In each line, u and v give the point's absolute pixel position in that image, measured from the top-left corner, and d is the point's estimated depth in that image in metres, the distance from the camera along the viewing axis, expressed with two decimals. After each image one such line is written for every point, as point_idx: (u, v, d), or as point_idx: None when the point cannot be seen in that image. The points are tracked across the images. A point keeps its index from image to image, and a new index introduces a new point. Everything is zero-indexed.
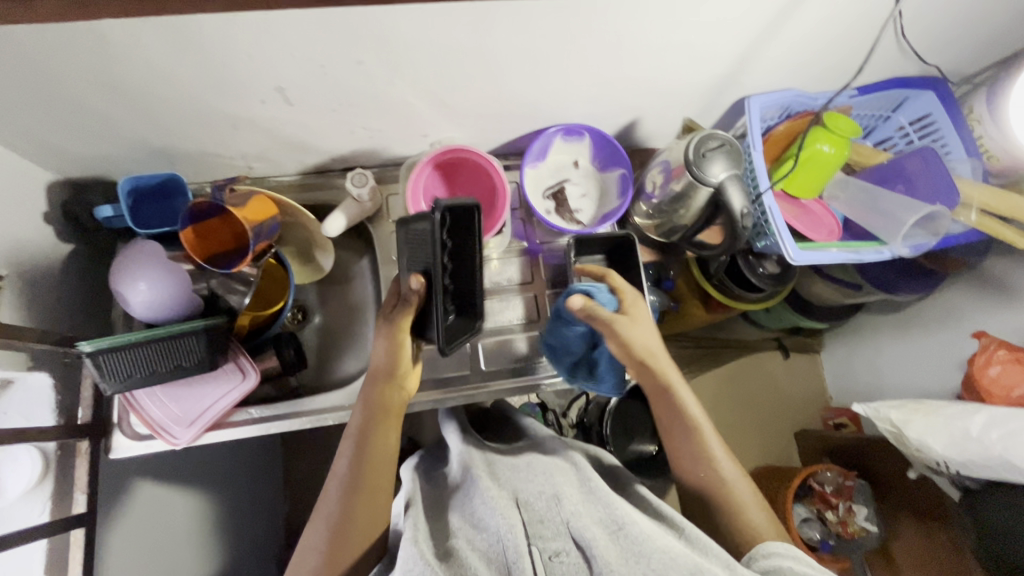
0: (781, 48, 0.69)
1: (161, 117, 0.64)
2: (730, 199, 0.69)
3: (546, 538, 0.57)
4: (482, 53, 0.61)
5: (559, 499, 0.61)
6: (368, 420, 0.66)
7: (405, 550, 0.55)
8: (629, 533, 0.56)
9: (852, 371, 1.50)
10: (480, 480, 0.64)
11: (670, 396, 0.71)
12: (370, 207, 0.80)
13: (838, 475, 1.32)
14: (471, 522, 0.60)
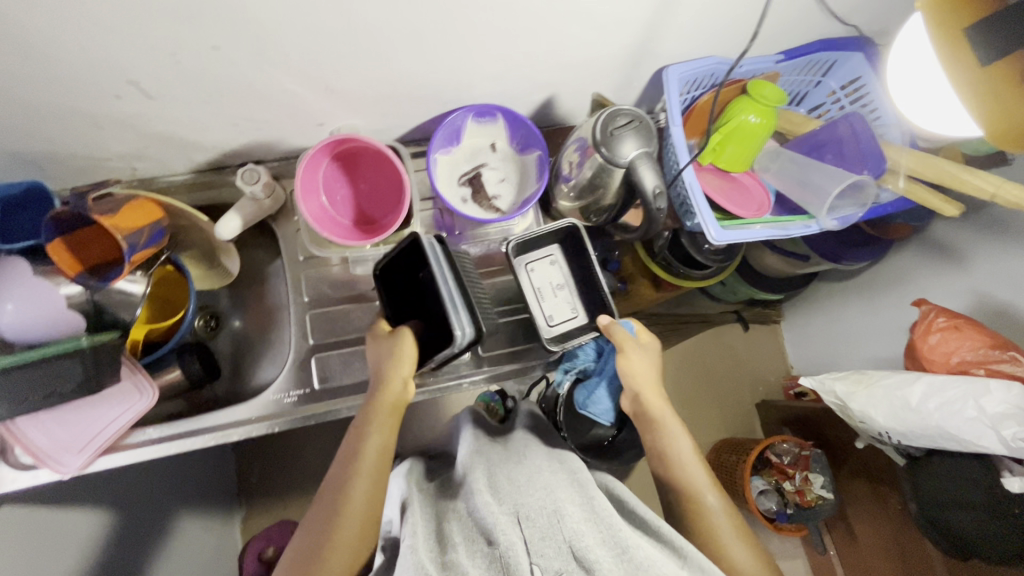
0: (690, 12, 0.64)
1: (4, 118, 0.57)
2: (641, 179, 0.64)
3: (548, 557, 0.55)
4: (356, 32, 0.56)
5: (560, 516, 0.58)
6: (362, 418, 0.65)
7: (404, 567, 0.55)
8: (632, 557, 0.54)
9: (810, 340, 1.49)
10: (478, 492, 0.61)
11: (656, 429, 0.70)
12: (269, 204, 0.74)
13: (795, 445, 1.31)
14: (468, 538, 0.59)
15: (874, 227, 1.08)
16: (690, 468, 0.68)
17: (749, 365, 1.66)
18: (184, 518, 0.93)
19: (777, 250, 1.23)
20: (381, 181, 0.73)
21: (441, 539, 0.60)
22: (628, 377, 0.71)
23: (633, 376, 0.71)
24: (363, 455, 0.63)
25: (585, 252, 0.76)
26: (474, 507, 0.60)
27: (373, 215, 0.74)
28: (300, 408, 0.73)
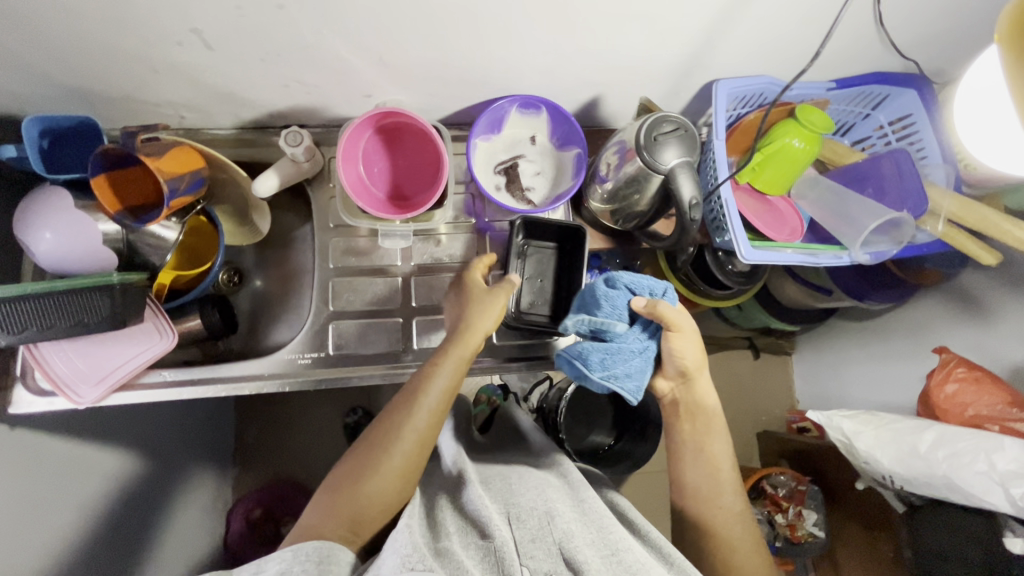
0: (751, 27, 0.64)
1: (67, 53, 0.59)
2: (678, 188, 0.64)
3: (537, 558, 0.53)
4: (418, 8, 0.56)
5: (551, 517, 0.57)
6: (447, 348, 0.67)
7: (400, 534, 0.53)
8: (622, 560, 0.53)
9: (820, 377, 1.48)
10: (473, 487, 0.61)
11: (701, 414, 0.71)
12: (308, 168, 0.75)
13: (792, 479, 1.30)
14: (459, 528, 0.57)
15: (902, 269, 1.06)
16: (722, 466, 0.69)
17: (753, 394, 1.65)
18: (183, 466, 0.95)
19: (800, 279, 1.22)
20: (420, 159, 0.74)
21: (433, 528, 0.58)
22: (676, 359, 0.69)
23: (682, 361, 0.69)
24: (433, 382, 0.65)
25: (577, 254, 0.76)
26: (469, 501, 0.59)
27: (407, 191, 0.74)
28: (312, 371, 0.74)
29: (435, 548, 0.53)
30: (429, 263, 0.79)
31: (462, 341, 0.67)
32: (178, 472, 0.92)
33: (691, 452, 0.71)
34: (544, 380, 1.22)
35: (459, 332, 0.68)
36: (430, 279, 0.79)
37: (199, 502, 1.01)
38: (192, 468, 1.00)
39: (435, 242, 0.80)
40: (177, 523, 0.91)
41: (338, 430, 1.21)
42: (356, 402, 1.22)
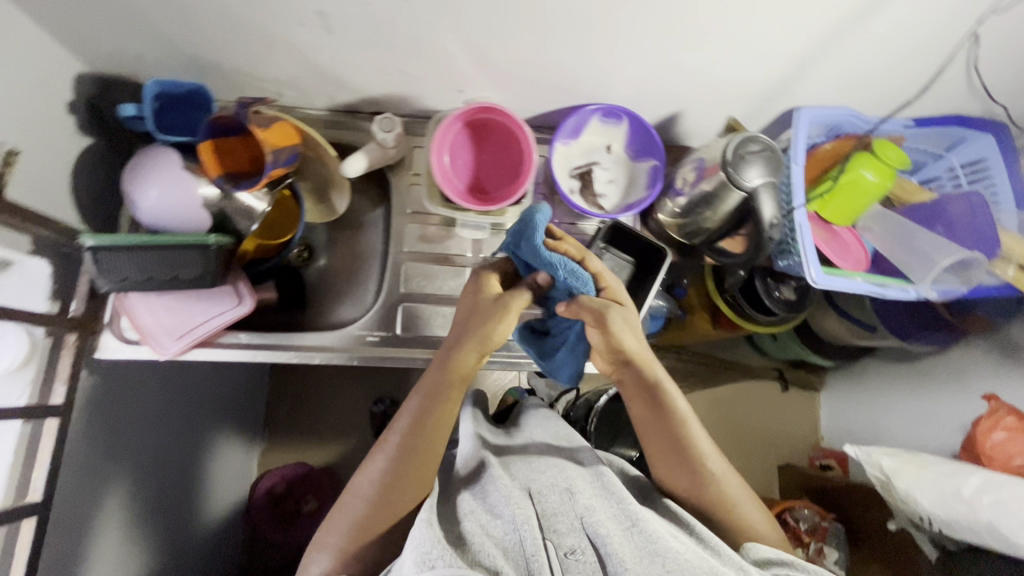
0: (846, 53, 0.66)
1: (196, 23, 0.63)
2: (762, 206, 0.66)
3: (562, 533, 0.57)
4: (532, 9, 0.59)
5: (572, 493, 0.61)
6: (440, 381, 0.64)
7: (418, 531, 0.54)
8: (643, 530, 0.57)
9: (851, 416, 1.47)
10: (493, 468, 0.62)
11: (654, 394, 0.67)
12: (393, 154, 0.77)
13: (815, 514, 1.28)
14: (479, 507, 0.59)
15: (950, 313, 1.06)
16: (694, 441, 0.66)
17: (776, 426, 1.64)
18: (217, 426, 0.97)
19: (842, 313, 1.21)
20: (503, 155, 0.76)
21: (450, 513, 0.60)
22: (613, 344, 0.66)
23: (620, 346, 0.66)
24: (426, 435, 0.63)
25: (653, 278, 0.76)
26: (487, 483, 0.61)
27: (487, 185, 0.77)
28: (379, 349, 0.76)
29: (455, 536, 0.56)
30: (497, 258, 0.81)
31: (450, 388, 0.64)
32: (189, 438, 0.94)
33: (653, 427, 0.67)
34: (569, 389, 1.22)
35: (445, 377, 0.64)
36: None
37: (216, 471, 1.03)
38: (214, 436, 1.02)
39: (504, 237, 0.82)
40: None
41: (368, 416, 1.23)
42: (390, 390, 1.24)
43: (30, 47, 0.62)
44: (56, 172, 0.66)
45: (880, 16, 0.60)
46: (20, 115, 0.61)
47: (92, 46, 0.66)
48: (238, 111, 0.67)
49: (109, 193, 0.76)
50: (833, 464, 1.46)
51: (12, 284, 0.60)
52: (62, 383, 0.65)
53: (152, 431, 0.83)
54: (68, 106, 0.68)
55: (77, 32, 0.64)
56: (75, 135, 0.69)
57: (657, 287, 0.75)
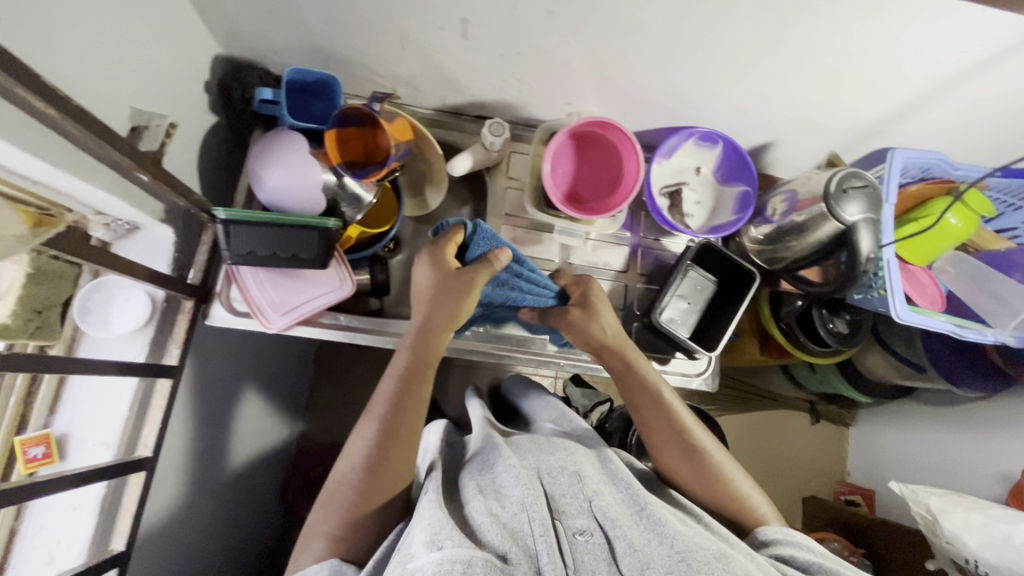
0: (953, 102, 0.69)
1: (341, 19, 0.66)
2: (859, 240, 0.68)
3: (570, 514, 0.59)
4: (666, 35, 0.62)
5: (581, 477, 0.63)
6: (416, 364, 0.68)
7: (428, 512, 0.56)
8: (649, 514, 0.60)
9: (882, 453, 1.47)
10: (501, 448, 0.66)
11: (632, 373, 0.73)
12: (495, 157, 0.81)
13: (844, 547, 1.24)
14: (485, 487, 0.61)
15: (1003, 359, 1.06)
16: (679, 414, 0.71)
17: (800, 458, 1.64)
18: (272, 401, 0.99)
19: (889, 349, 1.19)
20: (602, 168, 0.80)
21: (453, 495, 0.62)
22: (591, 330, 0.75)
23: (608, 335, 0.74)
24: (409, 409, 0.66)
25: (740, 299, 0.78)
26: (495, 465, 0.63)
27: (582, 195, 0.80)
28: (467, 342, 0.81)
29: (462, 518, 0.57)
30: (582, 266, 0.84)
31: (422, 362, 0.69)
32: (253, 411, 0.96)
33: (643, 408, 0.72)
34: (605, 400, 1.23)
35: (420, 350, 0.69)
36: None
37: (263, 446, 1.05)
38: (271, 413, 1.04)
39: (590, 247, 0.85)
40: None
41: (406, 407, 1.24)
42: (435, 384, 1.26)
43: (184, 29, 0.66)
44: (189, 147, 0.70)
45: (994, 73, 0.63)
46: (168, 90, 0.64)
47: (235, 31, 0.70)
48: (373, 105, 0.73)
49: (224, 171, 0.79)
50: (858, 499, 1.45)
51: (136, 246, 0.67)
52: (177, 346, 0.68)
53: (223, 401, 0.87)
54: (204, 85, 0.72)
55: (228, 18, 0.68)
56: (206, 113, 0.73)
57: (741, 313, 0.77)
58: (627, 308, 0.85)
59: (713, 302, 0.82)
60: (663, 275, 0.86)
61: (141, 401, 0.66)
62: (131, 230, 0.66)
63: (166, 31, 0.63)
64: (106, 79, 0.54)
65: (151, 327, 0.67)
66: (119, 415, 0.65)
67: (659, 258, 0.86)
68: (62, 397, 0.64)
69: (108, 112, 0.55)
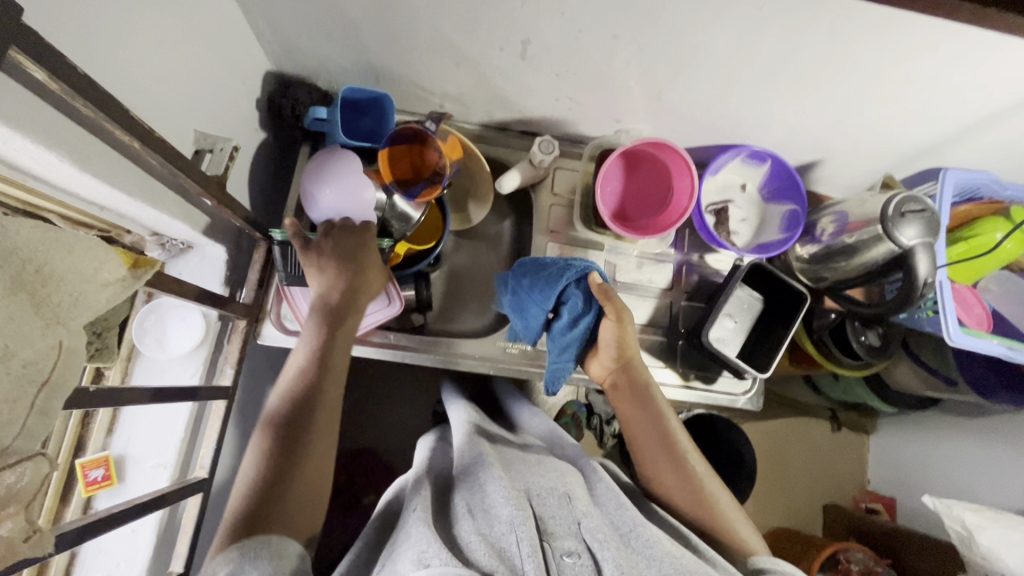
0: (1013, 127, 0.68)
1: (398, 39, 0.66)
2: (916, 266, 0.68)
3: (559, 536, 0.58)
4: (729, 59, 0.62)
5: (571, 497, 0.63)
6: (327, 358, 0.63)
7: (418, 529, 0.55)
8: (638, 536, 0.60)
9: (899, 462, 1.46)
10: (492, 467, 0.65)
11: (643, 394, 0.72)
12: (542, 174, 0.80)
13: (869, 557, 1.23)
14: (475, 508, 0.61)
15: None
16: (673, 431, 0.71)
17: (827, 466, 1.58)
18: None
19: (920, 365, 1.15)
20: (651, 187, 0.79)
21: (445, 513, 0.62)
22: (617, 345, 0.72)
23: (626, 346, 0.72)
24: (321, 409, 0.61)
25: (789, 320, 0.78)
26: (486, 484, 0.63)
27: (630, 213, 0.80)
28: (516, 360, 0.80)
29: (451, 537, 0.57)
30: (627, 283, 0.83)
31: (334, 356, 0.64)
32: None
33: (647, 436, 0.71)
34: None
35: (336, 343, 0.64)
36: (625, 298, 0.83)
37: None
38: None
39: (635, 263, 0.84)
40: None
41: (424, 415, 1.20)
42: None
43: (241, 46, 0.66)
44: (242, 164, 0.69)
45: None
46: (225, 109, 0.64)
47: (288, 48, 0.69)
48: (427, 123, 0.71)
49: (270, 185, 0.79)
50: (878, 507, 1.45)
51: (191, 265, 0.68)
52: (231, 367, 0.67)
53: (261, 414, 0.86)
54: (254, 102, 0.71)
55: (283, 36, 0.67)
56: (256, 130, 0.73)
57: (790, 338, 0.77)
58: (671, 327, 0.84)
59: (760, 323, 0.82)
60: (709, 292, 0.85)
61: (195, 421, 0.66)
62: (186, 249, 0.67)
63: (225, 50, 0.63)
64: (172, 103, 0.54)
65: (205, 348, 0.67)
66: (175, 437, 0.64)
67: (704, 275, 0.85)
68: (119, 421, 0.63)
69: (174, 134, 0.55)
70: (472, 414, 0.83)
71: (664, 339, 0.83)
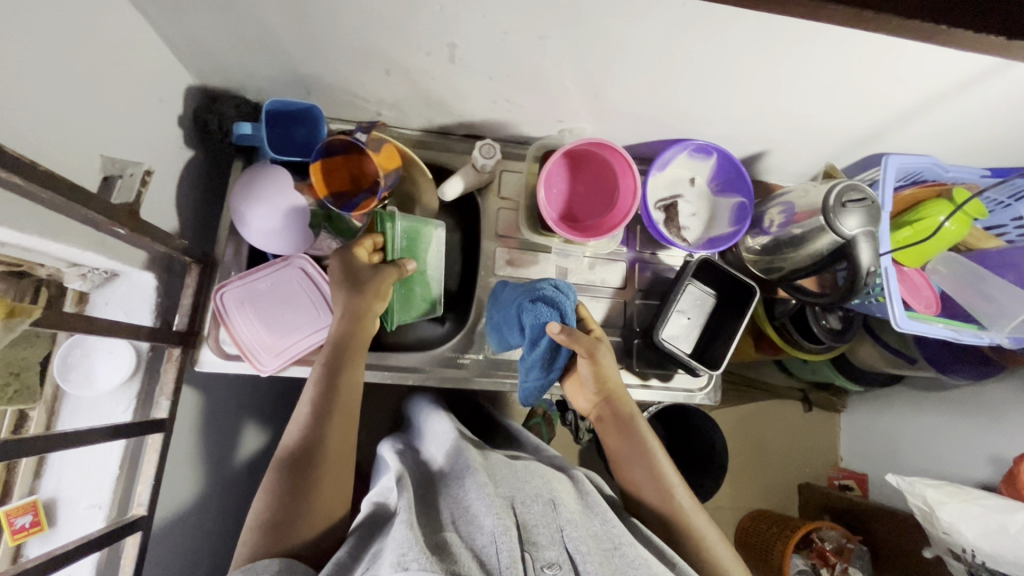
0: (947, 112, 0.68)
1: (322, 49, 0.63)
2: (859, 254, 0.68)
3: (543, 546, 0.56)
4: (660, 55, 0.61)
5: (555, 505, 0.61)
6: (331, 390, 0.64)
7: (399, 532, 0.53)
8: (625, 554, 0.58)
9: (870, 438, 1.40)
10: (477, 475, 0.63)
11: (630, 428, 0.72)
12: (487, 178, 0.79)
13: (841, 535, 1.20)
14: (461, 518, 0.59)
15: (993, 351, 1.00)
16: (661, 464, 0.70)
17: (804, 448, 1.52)
18: (253, 429, 0.95)
19: (882, 345, 1.12)
20: (597, 187, 0.78)
21: (429, 519, 0.60)
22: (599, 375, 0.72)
23: (605, 379, 0.73)
24: (333, 444, 0.62)
25: (740, 316, 0.78)
26: (471, 491, 0.61)
27: (579, 215, 0.78)
28: (468, 371, 0.79)
29: (436, 543, 0.55)
30: (581, 285, 0.83)
31: (339, 396, 0.64)
32: (240, 444, 0.92)
33: (636, 463, 0.71)
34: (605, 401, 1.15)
35: (339, 381, 0.65)
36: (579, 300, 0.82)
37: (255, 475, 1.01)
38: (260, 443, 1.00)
39: (587, 264, 0.83)
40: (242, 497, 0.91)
41: (387, 424, 1.17)
42: None
43: (154, 63, 0.62)
44: (164, 185, 0.67)
45: (991, 84, 0.62)
46: (139, 130, 0.61)
47: (208, 62, 0.66)
48: (357, 134, 0.69)
49: (202, 203, 0.76)
50: (851, 484, 1.38)
51: (117, 294, 0.64)
52: (167, 398, 0.65)
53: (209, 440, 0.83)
54: (178, 119, 0.68)
55: (200, 50, 0.64)
56: (182, 148, 0.70)
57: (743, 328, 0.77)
58: (626, 327, 0.83)
59: (714, 315, 0.82)
60: (661, 287, 0.85)
61: (130, 455, 0.63)
62: (111, 277, 0.63)
63: (135, 67, 0.60)
64: (70, 127, 0.51)
65: (138, 380, 0.64)
66: (109, 476, 0.62)
67: (657, 271, 0.85)
68: (47, 463, 0.60)
69: (78, 162, 0.52)
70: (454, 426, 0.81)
71: (620, 339, 0.83)
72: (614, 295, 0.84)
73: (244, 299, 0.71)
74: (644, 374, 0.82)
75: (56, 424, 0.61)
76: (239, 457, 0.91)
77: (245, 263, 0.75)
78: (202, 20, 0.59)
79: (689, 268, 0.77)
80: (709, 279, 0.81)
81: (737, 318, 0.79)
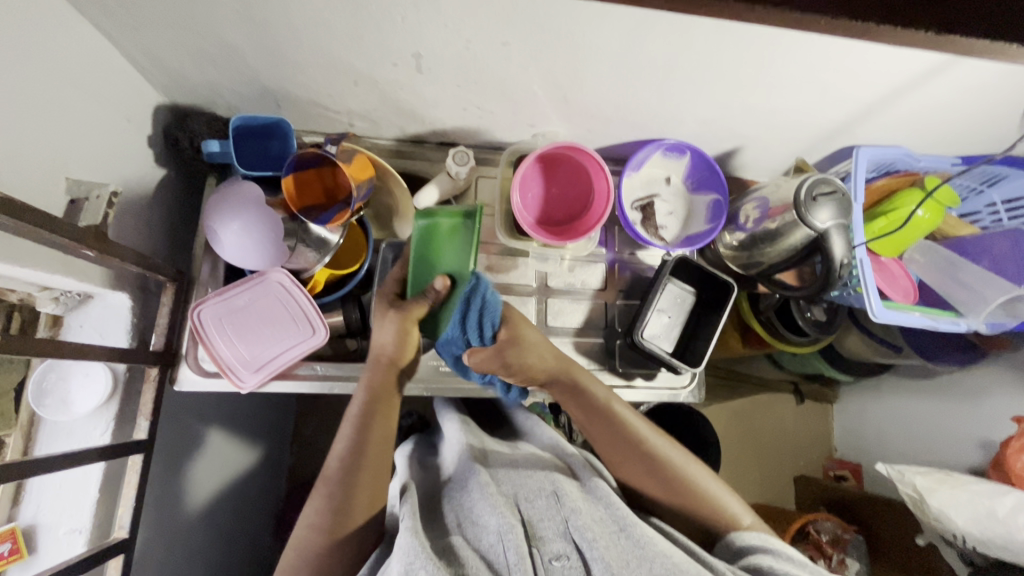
0: (913, 104, 0.69)
1: (287, 64, 0.63)
2: (831, 246, 0.69)
3: (548, 539, 0.57)
4: (622, 58, 0.61)
5: (559, 497, 0.61)
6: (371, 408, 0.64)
7: (403, 540, 0.53)
8: (631, 535, 0.58)
9: (861, 427, 1.40)
10: (479, 472, 0.63)
11: (582, 395, 0.69)
12: (463, 184, 0.79)
13: (837, 525, 1.16)
14: (465, 519, 0.60)
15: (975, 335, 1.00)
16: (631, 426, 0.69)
17: (801, 440, 1.50)
18: (236, 444, 0.94)
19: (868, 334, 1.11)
20: (571, 190, 0.79)
21: (436, 521, 0.61)
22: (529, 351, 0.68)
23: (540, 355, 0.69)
24: (368, 468, 0.61)
25: (721, 312, 0.78)
26: (472, 491, 0.61)
27: (555, 218, 0.79)
28: (452, 378, 0.79)
29: (440, 547, 0.55)
30: (559, 287, 0.83)
31: (370, 445, 0.62)
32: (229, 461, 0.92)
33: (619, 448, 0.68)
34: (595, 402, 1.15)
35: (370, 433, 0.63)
36: (559, 301, 0.83)
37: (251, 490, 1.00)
38: (250, 457, 0.99)
39: (566, 267, 0.84)
40: (227, 516, 0.90)
41: None
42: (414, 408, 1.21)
43: (119, 83, 0.62)
44: (137, 206, 0.67)
45: (952, 73, 0.63)
46: (106, 150, 0.61)
47: (174, 79, 0.66)
48: (328, 146, 0.71)
49: (175, 221, 0.76)
50: (847, 474, 1.38)
51: (93, 316, 0.63)
52: (146, 418, 0.64)
53: None
54: (148, 139, 0.69)
55: (167, 69, 0.64)
56: (151, 166, 0.70)
57: (724, 322, 0.78)
58: (608, 327, 0.83)
59: (694, 313, 0.83)
60: (641, 287, 0.85)
61: (108, 478, 0.63)
62: (85, 299, 0.62)
63: (99, 89, 0.59)
64: (30, 151, 0.51)
65: (116, 403, 0.64)
66: (89, 498, 0.61)
67: (637, 271, 0.86)
68: (26, 490, 0.60)
69: (40, 187, 0.52)
70: (464, 422, 0.78)
71: (603, 341, 0.83)
72: (595, 296, 0.84)
73: (222, 315, 0.71)
74: (629, 372, 0.82)
75: (33, 450, 0.61)
76: (226, 477, 0.90)
77: (222, 280, 0.75)
78: (163, 38, 0.59)
79: (668, 267, 0.77)
80: (690, 273, 0.81)
81: (720, 314, 0.79)
